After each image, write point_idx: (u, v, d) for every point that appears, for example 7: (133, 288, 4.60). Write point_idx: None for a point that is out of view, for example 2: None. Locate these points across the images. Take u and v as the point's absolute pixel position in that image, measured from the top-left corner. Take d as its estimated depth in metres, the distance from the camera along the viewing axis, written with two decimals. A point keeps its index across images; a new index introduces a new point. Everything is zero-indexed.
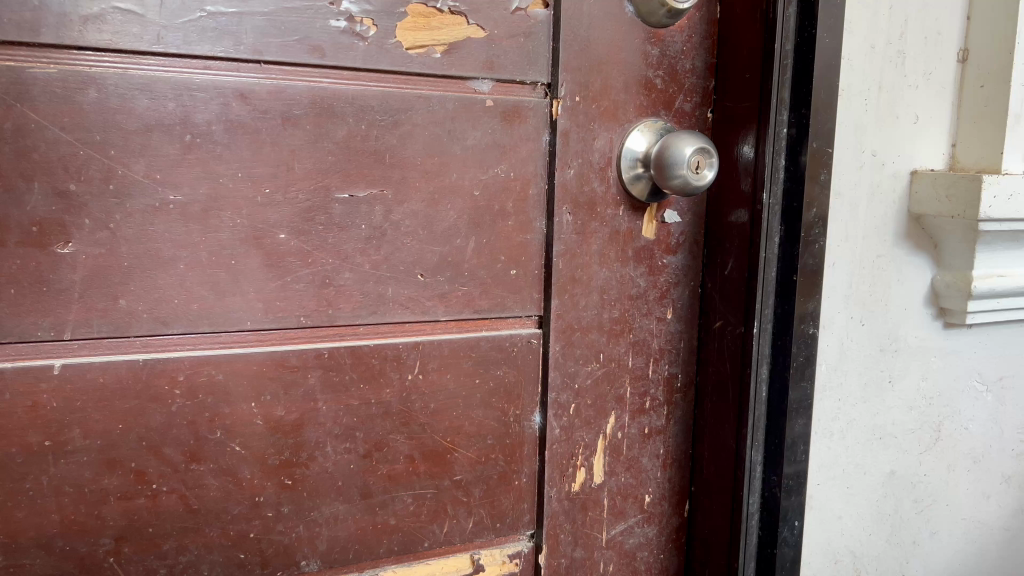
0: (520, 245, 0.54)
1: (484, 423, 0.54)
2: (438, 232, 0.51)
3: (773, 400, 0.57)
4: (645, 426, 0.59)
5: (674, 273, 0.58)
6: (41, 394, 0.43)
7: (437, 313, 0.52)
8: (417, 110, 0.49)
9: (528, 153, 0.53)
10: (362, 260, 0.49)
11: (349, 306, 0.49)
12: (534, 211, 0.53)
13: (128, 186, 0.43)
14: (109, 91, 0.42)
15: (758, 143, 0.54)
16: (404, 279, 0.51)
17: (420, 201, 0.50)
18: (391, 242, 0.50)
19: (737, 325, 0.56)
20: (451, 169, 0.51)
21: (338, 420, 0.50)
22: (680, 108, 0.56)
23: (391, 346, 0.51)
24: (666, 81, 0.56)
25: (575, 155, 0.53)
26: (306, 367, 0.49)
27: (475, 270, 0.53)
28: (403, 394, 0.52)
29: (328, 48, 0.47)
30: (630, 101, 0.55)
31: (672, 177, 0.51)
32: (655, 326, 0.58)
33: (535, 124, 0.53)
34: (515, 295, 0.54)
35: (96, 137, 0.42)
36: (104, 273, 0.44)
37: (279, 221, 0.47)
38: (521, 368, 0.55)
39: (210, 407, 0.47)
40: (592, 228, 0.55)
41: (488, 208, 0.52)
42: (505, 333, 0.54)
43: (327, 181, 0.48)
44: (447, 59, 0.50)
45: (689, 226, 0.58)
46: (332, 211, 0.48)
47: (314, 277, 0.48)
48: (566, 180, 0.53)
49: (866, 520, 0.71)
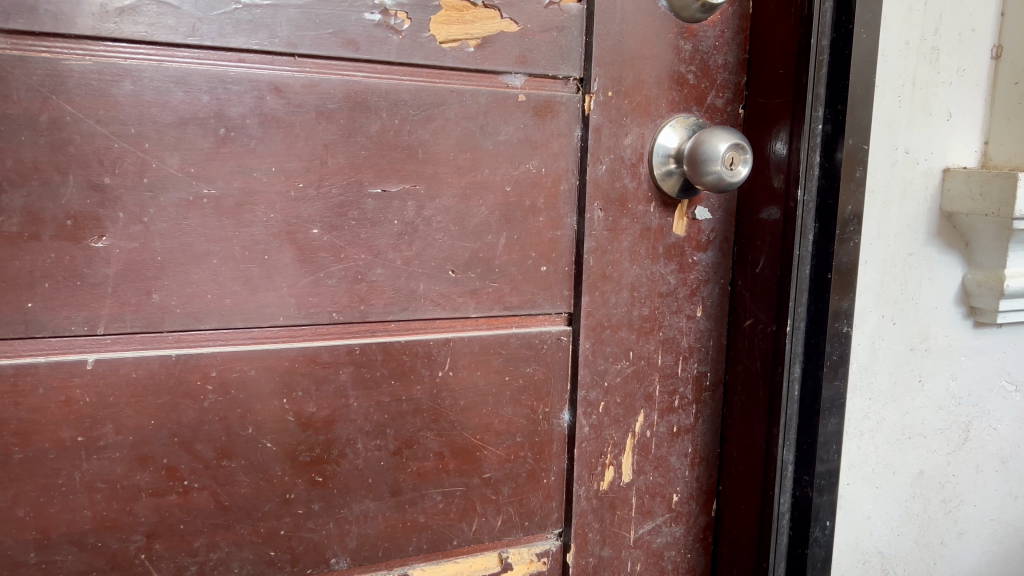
0: (551, 241, 0.53)
1: (514, 421, 0.54)
2: (470, 228, 0.51)
3: (805, 400, 0.56)
4: (673, 424, 0.59)
5: (704, 270, 0.58)
6: (74, 390, 0.43)
7: (468, 310, 0.52)
8: (450, 105, 0.49)
9: (560, 148, 0.52)
10: (394, 256, 0.49)
11: (379, 302, 0.49)
12: (565, 207, 0.53)
13: (162, 180, 0.43)
14: (144, 84, 0.42)
15: (793, 139, 0.53)
16: (436, 276, 0.50)
17: (452, 197, 0.50)
18: (423, 237, 0.50)
19: (769, 323, 0.55)
20: (483, 164, 0.50)
21: (369, 417, 0.50)
22: (712, 104, 0.56)
23: (421, 343, 0.50)
24: (698, 76, 0.55)
25: (606, 151, 0.53)
26: (337, 364, 0.48)
27: (505, 266, 0.52)
28: (434, 391, 0.51)
29: (362, 42, 0.46)
30: (662, 96, 0.54)
31: (705, 172, 0.51)
32: (684, 323, 0.58)
33: (567, 118, 0.52)
34: (546, 292, 0.54)
35: (131, 130, 0.42)
36: (138, 267, 0.43)
37: (312, 217, 0.47)
38: (550, 366, 0.54)
39: (241, 404, 0.46)
40: (623, 224, 0.54)
41: (519, 204, 0.52)
42: (535, 330, 0.54)
43: (360, 176, 0.47)
44: (480, 53, 0.49)
45: (720, 223, 0.58)
46: (365, 206, 0.48)
47: (347, 272, 0.48)
48: (598, 176, 0.53)
49: (894, 521, 0.70)
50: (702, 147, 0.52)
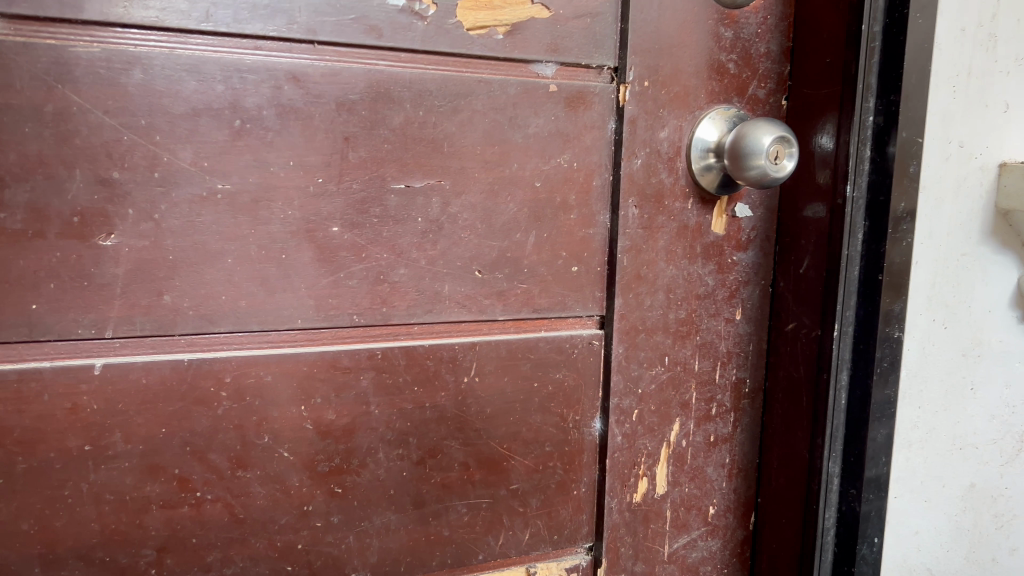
0: (583, 239, 0.50)
1: (543, 430, 0.51)
2: (498, 226, 0.48)
3: (853, 409, 0.52)
4: (710, 433, 0.56)
5: (744, 271, 0.55)
6: (81, 396, 0.41)
7: (494, 312, 0.49)
8: (477, 95, 0.46)
9: (592, 141, 0.50)
10: (418, 255, 0.46)
11: (402, 303, 0.46)
12: (597, 203, 0.50)
13: (174, 175, 0.41)
14: (155, 73, 0.40)
15: (840, 132, 0.50)
16: (461, 276, 0.48)
17: (479, 193, 0.47)
18: (448, 235, 0.47)
19: (815, 328, 0.52)
20: (511, 159, 0.48)
21: (391, 425, 0.47)
22: (753, 95, 0.53)
23: (446, 347, 0.48)
24: (740, 65, 0.52)
25: (642, 145, 0.50)
26: (357, 369, 0.46)
27: (535, 266, 0.49)
28: (459, 398, 0.48)
29: (385, 29, 0.44)
30: (702, 86, 0.51)
31: (745, 167, 0.48)
32: (723, 327, 0.55)
33: (600, 110, 0.49)
34: (576, 294, 0.51)
35: (141, 122, 0.40)
36: (148, 267, 0.41)
37: (332, 214, 0.44)
38: (581, 371, 0.51)
39: (257, 411, 0.44)
40: (659, 222, 0.52)
41: (550, 201, 0.49)
42: (565, 334, 0.51)
43: (383, 170, 0.45)
44: (509, 41, 0.47)
45: (760, 221, 0.55)
46: (388, 202, 0.45)
47: (368, 272, 0.45)
48: (633, 171, 0.50)
49: (943, 536, 0.67)
50: (743, 140, 0.49)
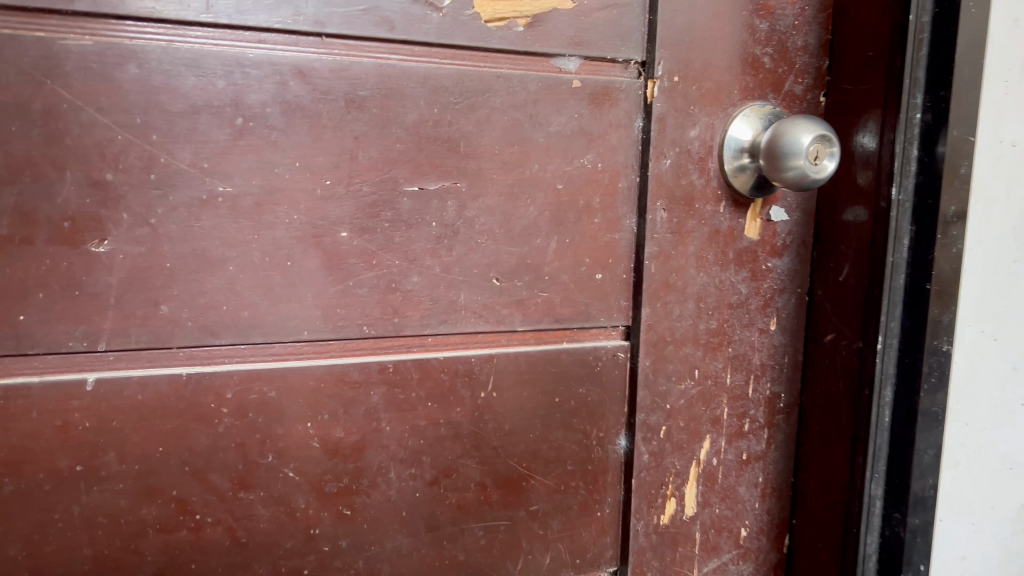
0: (608, 245, 0.47)
1: (565, 447, 0.48)
2: (517, 231, 0.45)
3: (898, 427, 0.49)
4: (742, 451, 0.52)
5: (779, 278, 0.52)
6: (73, 414, 0.38)
7: (514, 323, 0.46)
8: (496, 92, 0.44)
9: (618, 140, 0.47)
10: (432, 262, 0.44)
11: (415, 314, 0.44)
12: (623, 206, 0.47)
13: (172, 177, 0.38)
14: (152, 67, 0.37)
15: (883, 131, 0.47)
16: (478, 285, 0.45)
17: (497, 195, 0.45)
18: (465, 241, 0.44)
19: (856, 340, 0.49)
20: (532, 159, 0.45)
21: (402, 443, 0.44)
22: (789, 91, 0.50)
23: (462, 360, 0.45)
24: (775, 60, 0.49)
25: (671, 144, 0.47)
26: (368, 384, 0.43)
27: (557, 274, 0.46)
28: (475, 414, 0.45)
29: (398, 21, 0.41)
30: (735, 82, 0.48)
31: (782, 168, 0.45)
32: (757, 338, 0.51)
33: (626, 107, 0.47)
34: (601, 303, 0.48)
35: (137, 120, 0.37)
36: (144, 275, 0.38)
37: (341, 218, 0.41)
38: (606, 386, 0.48)
39: (261, 428, 0.41)
40: (689, 226, 0.48)
41: (572, 204, 0.46)
42: (589, 346, 0.48)
43: (395, 172, 0.42)
44: (530, 33, 0.44)
45: (797, 226, 0.51)
46: (400, 206, 0.42)
47: (379, 281, 0.43)
48: (662, 172, 0.47)
49: (992, 560, 0.63)
50: (779, 139, 0.45)
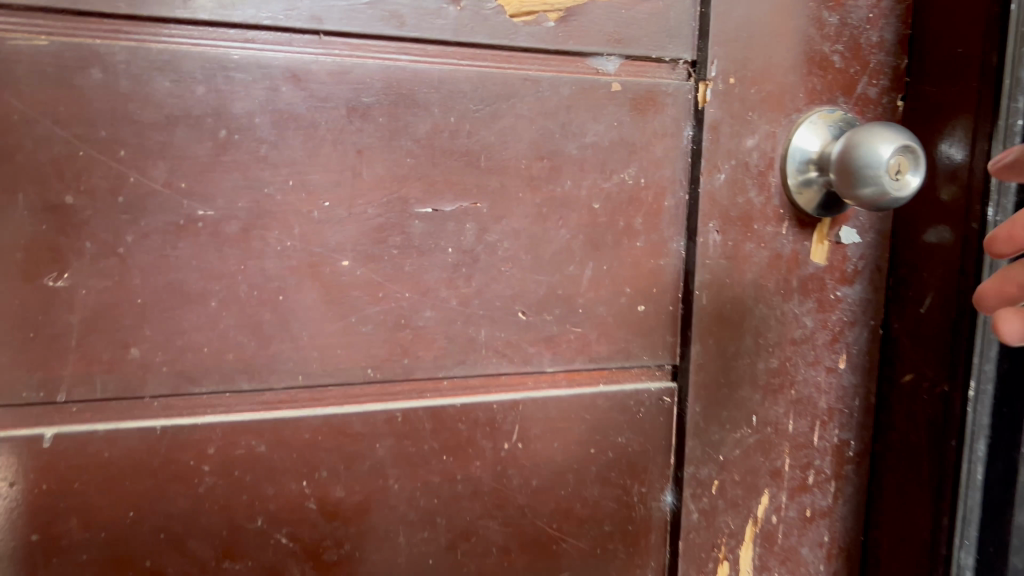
0: (651, 272, 0.41)
1: (601, 505, 0.42)
2: (547, 257, 0.39)
3: (994, 488, 0.41)
4: (806, 507, 0.46)
5: (850, 310, 0.45)
6: (27, 474, 0.33)
7: (542, 364, 0.40)
8: (523, 97, 0.38)
9: (663, 152, 0.41)
10: (448, 294, 0.38)
11: (428, 354, 0.38)
12: (669, 228, 0.41)
13: (143, 199, 0.33)
14: (118, 71, 0.32)
15: (976, 140, 0.40)
16: (502, 319, 0.39)
17: (524, 216, 0.39)
18: (485, 269, 0.38)
19: (941, 381, 0.42)
20: (564, 174, 0.39)
21: (414, 503, 0.38)
22: (862, 94, 0.43)
23: (483, 407, 0.39)
24: (846, 58, 0.43)
25: (726, 156, 0.41)
26: (373, 435, 0.37)
27: (592, 306, 0.40)
28: (497, 469, 0.40)
29: (409, 16, 0.35)
30: (800, 84, 0.42)
31: (856, 183, 0.39)
32: (824, 379, 0.45)
33: (674, 114, 0.41)
34: (643, 339, 0.42)
35: (101, 133, 0.32)
36: (111, 313, 0.33)
37: (341, 245, 0.36)
38: (649, 434, 0.42)
39: (248, 489, 0.36)
40: (746, 250, 0.42)
41: (610, 226, 0.40)
42: (629, 389, 0.42)
43: (405, 190, 0.36)
44: (562, 30, 0.38)
45: (871, 249, 0.45)
46: (411, 229, 0.37)
47: (386, 317, 0.37)
48: (715, 189, 0.41)
49: None
50: (852, 149, 0.39)
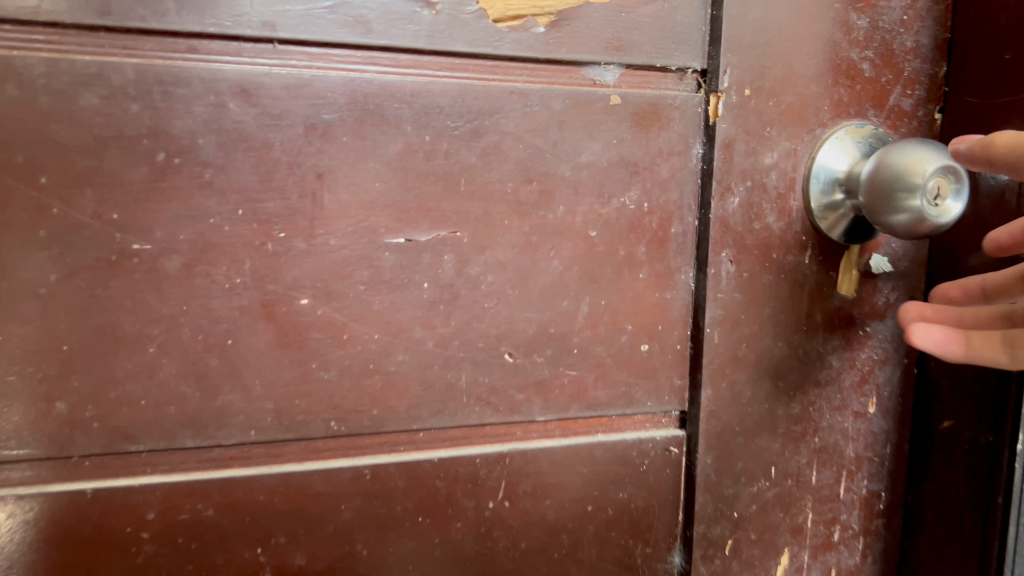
0: (656, 307, 0.37)
1: (599, 568, 0.37)
2: (538, 292, 0.35)
3: None
4: (831, 566, 0.41)
5: (881, 347, 0.40)
6: None
7: (532, 412, 0.35)
8: (508, 112, 0.33)
9: (669, 173, 0.36)
10: (424, 336, 0.33)
11: (401, 403, 0.33)
12: (677, 258, 0.37)
13: (69, 233, 0.29)
14: (37, 87, 0.28)
15: None
16: (486, 363, 0.34)
17: (511, 247, 0.34)
18: (467, 306, 0.34)
19: (985, 431, 0.37)
20: (556, 199, 0.34)
21: (385, 571, 0.34)
22: (896, 106, 0.39)
23: (464, 462, 0.35)
24: (877, 66, 0.38)
25: (741, 177, 0.36)
26: (339, 495, 0.33)
27: (589, 346, 0.36)
28: (481, 530, 0.35)
29: (376, 21, 0.31)
30: (824, 96, 0.37)
31: (892, 203, 0.33)
32: (851, 424, 0.40)
33: (681, 129, 0.36)
34: (647, 383, 0.37)
35: (17, 157, 0.28)
36: (33, 363, 0.29)
37: (300, 282, 0.31)
38: (654, 489, 0.38)
39: (194, 558, 0.32)
40: (763, 283, 0.37)
41: (610, 256, 0.36)
42: (631, 439, 0.37)
43: (373, 219, 0.32)
44: (553, 36, 0.33)
45: (906, 279, 0.40)
46: (380, 263, 0.32)
47: (353, 362, 0.32)
48: (728, 214, 0.36)
49: None
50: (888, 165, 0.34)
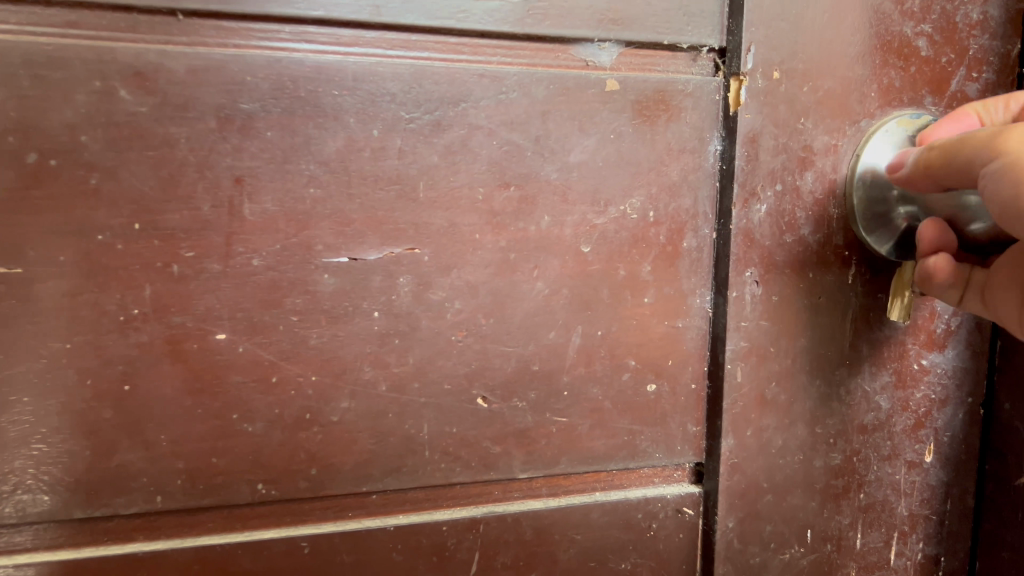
0: (665, 339, 0.30)
1: None
2: (517, 322, 0.28)
3: None
4: None
5: (940, 384, 0.33)
6: None
7: (512, 468, 0.29)
8: (478, 100, 0.27)
9: (680, 175, 0.30)
10: (375, 377, 0.27)
11: (347, 460, 0.27)
12: (690, 278, 0.30)
13: None
14: None
15: None
16: (453, 410, 0.28)
17: (483, 266, 0.28)
18: (429, 339, 0.27)
19: None
20: (538, 208, 0.28)
21: None
22: (959, 92, 0.32)
23: (428, 531, 0.28)
24: (936, 43, 0.31)
25: (769, 178, 0.30)
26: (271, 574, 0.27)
27: (582, 386, 0.29)
28: None
29: None
30: (871, 79, 0.31)
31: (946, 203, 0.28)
32: (903, 477, 0.34)
33: (694, 120, 0.29)
34: (654, 430, 0.31)
35: None
36: None
37: (215, 312, 0.25)
38: (662, 557, 0.31)
39: None
40: (796, 308, 0.31)
41: (607, 276, 0.29)
42: (635, 497, 0.31)
43: (308, 233, 0.26)
44: (535, 6, 0.27)
45: None
46: (318, 288, 0.26)
47: (285, 410, 0.26)
48: (753, 225, 0.30)
49: None
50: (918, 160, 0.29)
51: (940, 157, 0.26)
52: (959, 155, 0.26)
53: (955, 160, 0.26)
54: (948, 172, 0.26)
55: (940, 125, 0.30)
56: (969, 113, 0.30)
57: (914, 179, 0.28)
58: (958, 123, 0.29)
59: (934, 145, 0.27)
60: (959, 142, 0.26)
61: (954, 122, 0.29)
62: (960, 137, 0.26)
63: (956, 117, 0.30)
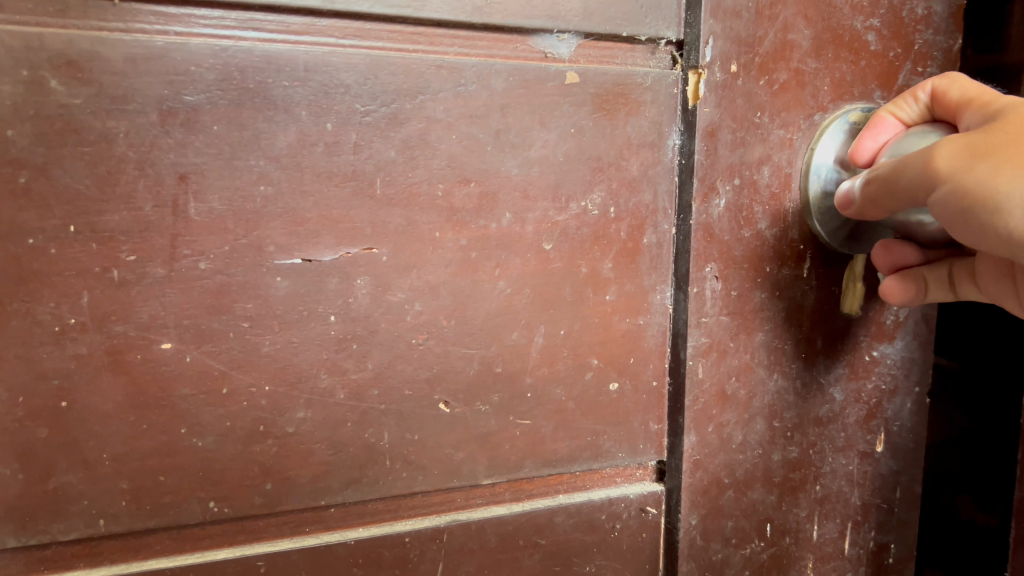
0: (627, 336, 0.30)
1: None
2: (479, 323, 0.27)
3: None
4: None
5: (890, 375, 0.34)
6: None
7: (476, 475, 0.28)
8: (436, 92, 0.26)
9: (641, 169, 0.29)
10: (332, 384, 0.26)
11: (304, 473, 0.26)
12: (650, 275, 0.30)
13: None
14: None
15: None
16: (415, 416, 0.27)
17: (443, 266, 0.27)
18: (388, 343, 0.26)
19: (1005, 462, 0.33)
20: (499, 204, 0.27)
21: None
22: (905, 86, 0.32)
23: (391, 544, 0.27)
24: (884, 37, 0.31)
25: (728, 173, 0.29)
26: None
27: (545, 388, 0.29)
28: None
29: None
30: (824, 73, 0.31)
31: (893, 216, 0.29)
32: (857, 467, 0.34)
33: (654, 114, 0.29)
34: (617, 430, 0.30)
35: None
36: None
37: (160, 320, 0.23)
38: (627, 557, 0.31)
39: None
40: (755, 302, 0.31)
41: (569, 274, 0.28)
42: (599, 499, 0.30)
43: (260, 234, 0.24)
44: None
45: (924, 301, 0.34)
46: (271, 292, 0.25)
47: (237, 423, 0.25)
48: (713, 220, 0.29)
49: None
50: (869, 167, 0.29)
51: (882, 191, 0.27)
52: (898, 187, 0.26)
53: (897, 192, 0.26)
54: (894, 202, 0.26)
55: (863, 139, 0.29)
56: (884, 115, 0.29)
57: (862, 209, 0.28)
58: (878, 131, 0.29)
59: (871, 179, 0.27)
60: (893, 176, 0.26)
61: (874, 132, 0.29)
62: (892, 171, 0.26)
63: (873, 124, 0.29)
